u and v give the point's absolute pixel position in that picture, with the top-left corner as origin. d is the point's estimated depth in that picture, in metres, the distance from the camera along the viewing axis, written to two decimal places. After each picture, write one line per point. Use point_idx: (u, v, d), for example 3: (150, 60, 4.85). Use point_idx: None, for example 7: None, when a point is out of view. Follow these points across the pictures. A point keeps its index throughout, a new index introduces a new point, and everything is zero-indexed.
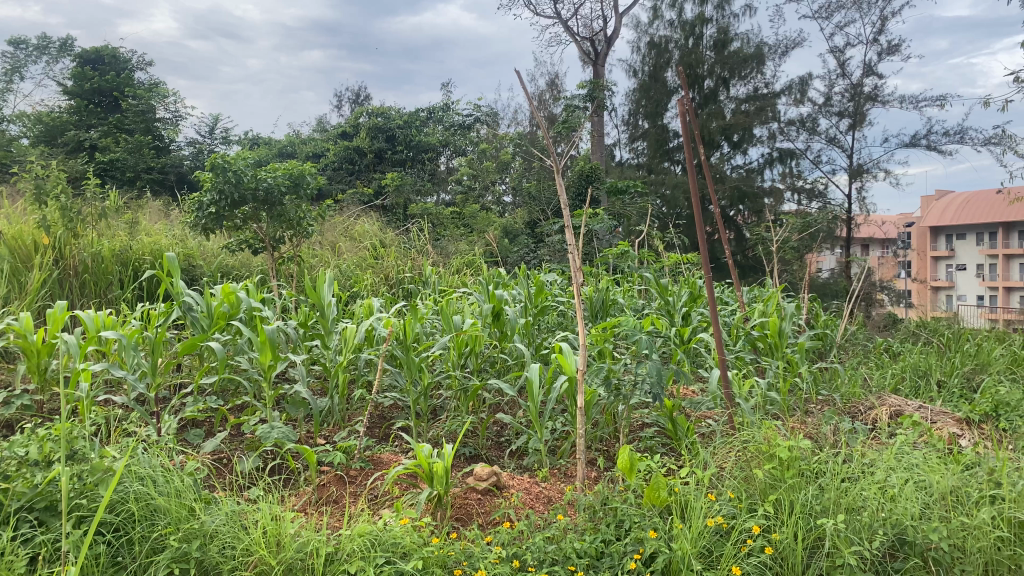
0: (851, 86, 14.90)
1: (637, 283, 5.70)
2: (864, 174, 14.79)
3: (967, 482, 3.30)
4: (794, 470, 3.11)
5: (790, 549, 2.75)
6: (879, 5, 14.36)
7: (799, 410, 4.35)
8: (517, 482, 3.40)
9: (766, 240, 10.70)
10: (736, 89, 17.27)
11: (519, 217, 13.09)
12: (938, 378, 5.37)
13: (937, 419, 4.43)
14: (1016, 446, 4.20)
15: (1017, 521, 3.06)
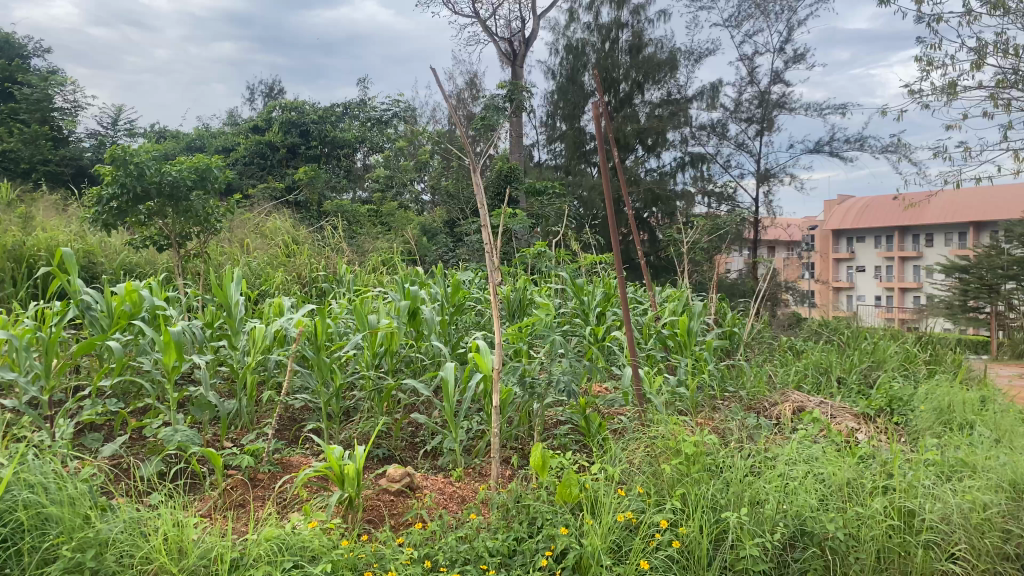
0: (759, 93, 15.40)
1: (553, 283, 5.75)
2: (771, 179, 15.30)
3: (861, 473, 3.47)
4: (699, 465, 3.19)
5: (696, 542, 2.82)
6: (786, 15, 14.90)
7: (707, 407, 4.46)
8: (430, 482, 3.38)
9: (678, 242, 10.95)
10: (650, 93, 17.59)
11: (437, 216, 13.04)
12: (837, 375, 5.60)
13: (837, 414, 4.61)
14: (908, 439, 4.42)
15: (906, 510, 3.25)
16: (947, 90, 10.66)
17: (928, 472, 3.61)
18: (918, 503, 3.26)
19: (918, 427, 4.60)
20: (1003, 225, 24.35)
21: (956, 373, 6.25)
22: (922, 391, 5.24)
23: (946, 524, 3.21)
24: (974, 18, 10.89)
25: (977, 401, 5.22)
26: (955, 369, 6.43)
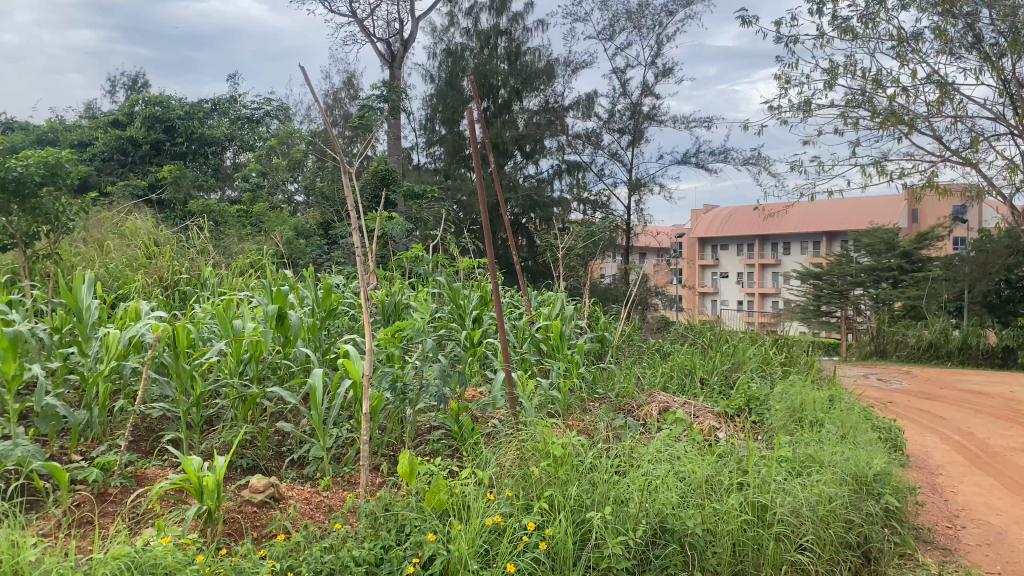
0: (631, 104, 15.88)
1: (430, 286, 5.72)
2: (643, 188, 15.83)
3: (720, 471, 3.63)
4: (566, 466, 3.26)
5: (562, 544, 2.86)
6: (657, 30, 15.43)
7: (578, 409, 4.54)
8: (296, 492, 3.29)
9: (554, 247, 11.15)
10: (528, 100, 17.84)
11: (311, 218, 12.73)
12: (701, 377, 5.84)
13: (699, 414, 4.81)
14: (763, 437, 4.66)
15: (760, 504, 3.42)
16: (802, 108, 11.37)
17: (781, 468, 3.82)
18: (770, 498, 3.44)
19: (773, 425, 4.87)
20: (851, 235, 26.24)
21: (808, 373, 6.67)
22: (777, 391, 5.54)
23: (795, 517, 3.42)
24: (826, 42, 11.67)
25: (826, 399, 5.58)
26: (807, 369, 6.86)
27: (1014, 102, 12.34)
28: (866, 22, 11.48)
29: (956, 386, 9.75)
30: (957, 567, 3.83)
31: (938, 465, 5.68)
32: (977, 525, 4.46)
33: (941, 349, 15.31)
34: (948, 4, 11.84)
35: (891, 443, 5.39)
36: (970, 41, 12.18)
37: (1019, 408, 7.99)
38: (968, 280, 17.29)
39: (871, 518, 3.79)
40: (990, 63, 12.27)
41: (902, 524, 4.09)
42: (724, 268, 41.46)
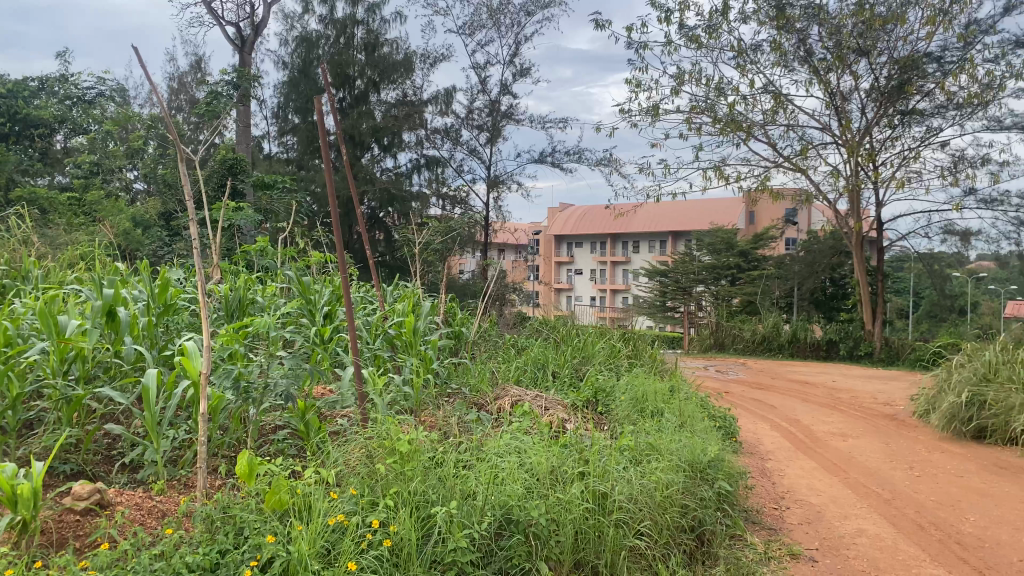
0: (489, 102, 16.01)
1: (278, 281, 5.52)
2: (501, 185, 16.00)
3: (563, 461, 3.74)
4: (413, 463, 3.24)
5: (406, 540, 2.85)
6: (515, 29, 15.63)
7: (431, 405, 4.51)
8: (125, 497, 3.09)
9: (411, 242, 11.10)
10: (386, 93, 17.67)
11: (151, 208, 12.05)
12: (553, 370, 5.97)
13: (549, 407, 4.92)
14: (609, 428, 4.84)
15: (600, 492, 3.55)
16: (650, 112, 11.86)
17: (622, 457, 3.98)
18: (610, 486, 3.58)
19: (619, 415, 5.06)
20: (695, 235, 27.72)
21: (652, 366, 6.97)
22: (622, 383, 5.77)
23: (634, 504, 3.59)
24: (673, 49, 12.21)
25: (667, 389, 5.86)
26: (652, 362, 7.17)
27: (838, 114, 13.41)
28: (710, 33, 12.12)
29: (786, 376, 10.50)
30: (782, 545, 4.13)
31: (767, 451, 6.09)
32: (799, 505, 4.82)
33: (773, 342, 16.46)
34: (782, 20, 12.69)
35: (726, 432, 5.73)
36: (801, 55, 13.12)
37: (838, 396, 8.72)
38: (798, 279, 18.61)
39: (704, 502, 4.03)
40: (818, 77, 13.28)
41: (734, 506, 4.36)
42: (579, 265, 42.83)
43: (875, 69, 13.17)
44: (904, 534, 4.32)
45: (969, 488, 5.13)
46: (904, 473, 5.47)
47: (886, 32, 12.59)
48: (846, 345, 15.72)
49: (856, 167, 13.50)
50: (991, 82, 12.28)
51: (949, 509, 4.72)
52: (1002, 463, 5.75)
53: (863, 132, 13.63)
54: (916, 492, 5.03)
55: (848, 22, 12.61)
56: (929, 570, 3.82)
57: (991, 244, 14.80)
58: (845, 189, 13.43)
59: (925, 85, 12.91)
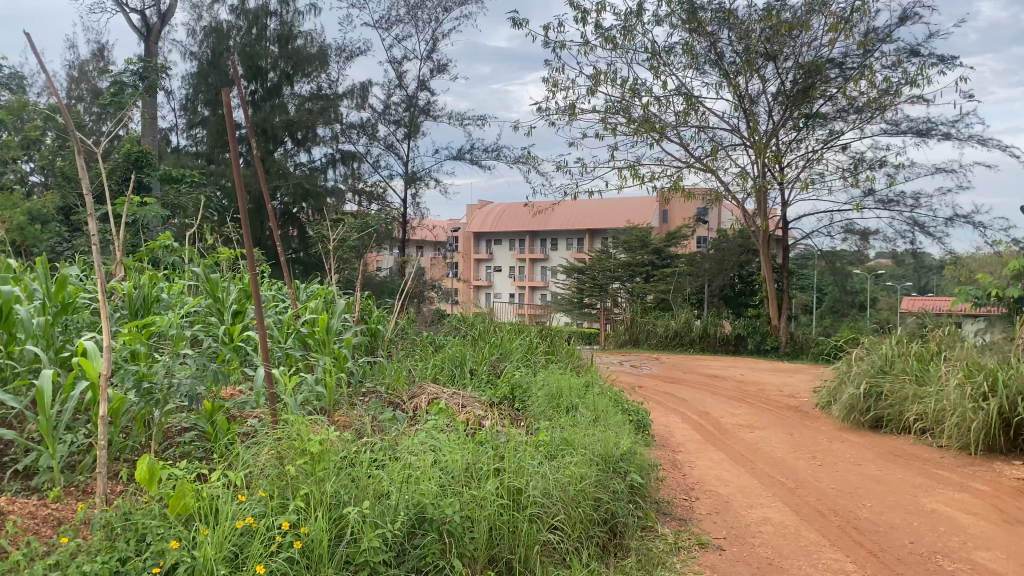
0: (406, 97, 15.88)
1: (185, 279, 5.34)
2: (418, 182, 15.91)
3: (478, 458, 3.74)
4: (323, 463, 3.18)
5: (317, 541, 2.81)
6: (433, 24, 15.54)
7: (345, 404, 4.45)
8: (18, 506, 2.95)
9: (325, 238, 10.93)
10: (300, 86, 17.37)
11: (49, 201, 11.49)
12: (471, 367, 5.97)
13: (466, 404, 4.91)
14: (525, 424, 4.87)
15: (515, 488, 3.56)
16: (567, 111, 11.98)
17: (537, 453, 4.02)
18: (525, 481, 3.60)
19: (535, 412, 5.10)
20: (612, 233, 28.26)
21: (568, 362, 7.06)
22: (539, 379, 5.81)
23: (548, 499, 3.63)
24: (589, 48, 12.38)
25: (581, 385, 5.94)
26: (568, 358, 7.26)
27: (747, 116, 13.85)
28: (625, 34, 12.33)
29: (697, 370, 10.80)
30: (691, 535, 4.25)
31: (678, 443, 6.25)
32: (708, 495, 4.96)
33: (685, 337, 16.91)
34: (694, 23, 13.02)
35: (638, 426, 5.85)
36: (712, 58, 13.48)
37: (746, 389, 9.02)
38: (708, 275, 19.09)
39: (616, 494, 4.11)
40: (729, 80, 13.66)
41: (645, 498, 4.46)
42: (498, 262, 43.09)
43: (781, 73, 13.65)
44: (807, 521, 4.50)
45: (867, 475, 5.37)
46: (807, 463, 5.70)
47: (791, 38, 13.08)
48: (753, 340, 16.48)
49: (763, 167, 13.98)
50: (888, 88, 12.91)
51: (848, 496, 4.93)
52: (897, 451, 6.05)
53: (770, 134, 14.11)
54: (818, 481, 5.24)
55: (756, 27, 13.05)
56: (829, 555, 3.99)
57: (888, 242, 15.55)
58: (753, 189, 13.88)
59: (828, 90, 13.47)
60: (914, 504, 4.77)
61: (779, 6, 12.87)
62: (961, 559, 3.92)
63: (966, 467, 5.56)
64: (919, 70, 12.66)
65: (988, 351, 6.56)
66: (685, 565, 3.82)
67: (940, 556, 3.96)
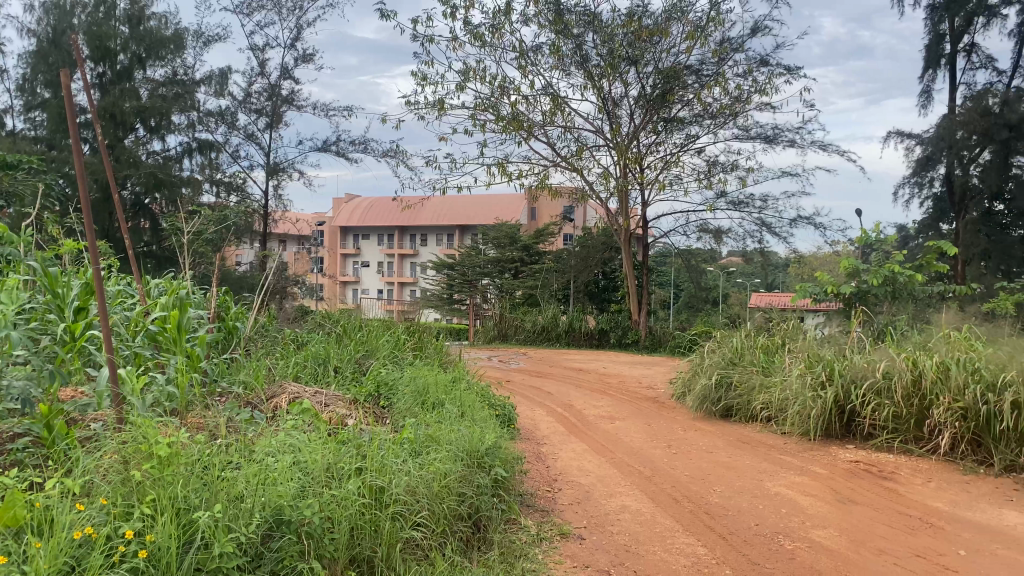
0: (268, 86, 15.36)
1: (20, 273, 4.95)
2: (281, 173, 15.43)
3: (339, 457, 3.66)
4: (172, 467, 3.02)
5: (165, 549, 2.68)
6: (297, 13, 15.10)
7: (199, 405, 4.26)
8: None
9: (180, 231, 10.41)
10: (153, 70, 16.61)
11: None
12: (334, 365, 5.84)
13: (329, 403, 4.81)
14: (390, 421, 4.82)
15: (377, 486, 3.52)
16: (435, 106, 11.96)
17: (401, 450, 3.99)
18: (387, 479, 3.56)
19: (400, 409, 5.06)
20: (481, 229, 28.52)
21: (435, 359, 7.05)
22: (404, 375, 5.76)
23: (411, 496, 3.61)
24: (458, 44, 12.39)
25: (448, 381, 5.94)
26: (435, 354, 7.25)
27: (610, 118, 14.28)
28: (493, 31, 12.43)
29: (562, 364, 11.06)
30: (553, 526, 4.34)
31: (543, 436, 6.36)
32: (571, 486, 5.09)
33: (551, 332, 17.25)
34: (560, 24, 13.28)
35: (503, 420, 5.93)
36: (577, 59, 13.79)
37: (609, 381, 9.31)
38: (573, 272, 19.55)
39: (481, 489, 4.14)
40: (593, 82, 14.03)
41: (509, 491, 4.52)
42: (365, 257, 42.50)
43: (642, 78, 14.13)
44: (662, 508, 4.69)
45: (718, 462, 5.67)
46: (663, 451, 5.95)
47: (652, 44, 13.58)
48: (616, 334, 17.14)
49: (625, 168, 14.47)
50: (739, 95, 13.66)
51: (701, 483, 5.18)
52: (745, 438, 6.41)
53: (632, 136, 14.60)
54: (673, 469, 5.49)
55: (619, 32, 13.42)
56: (682, 540, 4.18)
57: (739, 242, 16.43)
58: (616, 189, 14.33)
59: (685, 95, 14.06)
60: (759, 488, 5.08)
61: (640, 13, 13.38)
62: (800, 538, 4.21)
63: (804, 452, 5.97)
64: (767, 80, 13.44)
65: (826, 343, 7.07)
66: (547, 556, 3.90)
67: (782, 536, 4.23)
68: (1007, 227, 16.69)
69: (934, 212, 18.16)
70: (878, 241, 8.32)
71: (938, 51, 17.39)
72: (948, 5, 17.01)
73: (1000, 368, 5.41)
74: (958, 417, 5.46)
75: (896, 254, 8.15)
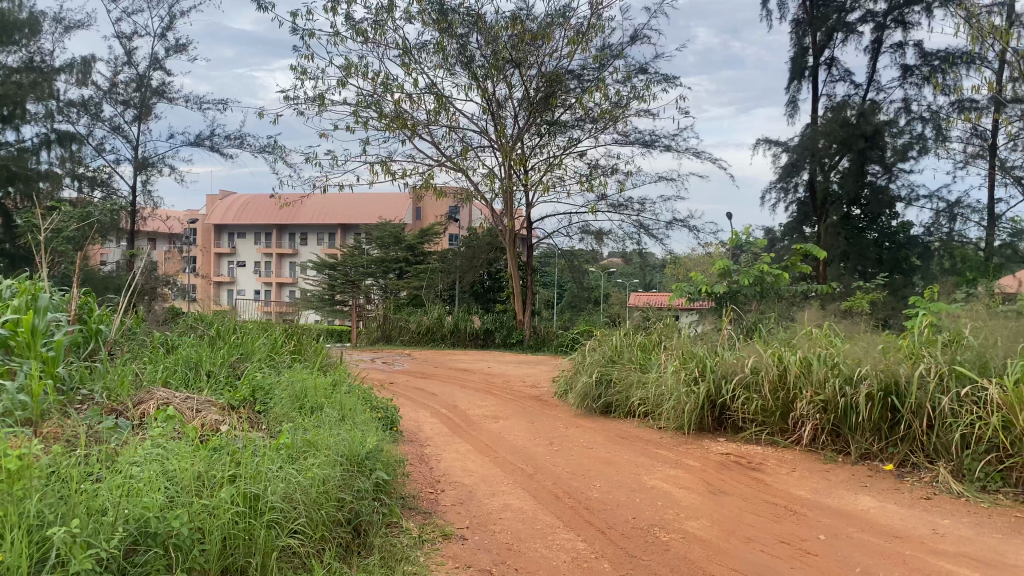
0: (136, 76, 14.60)
1: None
2: (150, 168, 14.70)
3: (211, 465, 3.51)
4: (25, 481, 2.81)
5: (16, 567, 2.49)
6: (168, 1, 14.41)
7: (58, 413, 3.99)
8: None
9: (36, 228, 9.75)
10: (5, 55, 15.46)
11: None
12: (207, 369, 5.60)
13: (201, 409, 4.61)
14: (266, 426, 4.67)
15: (251, 494, 3.40)
16: (315, 101, 11.72)
17: (277, 456, 3.87)
18: (262, 487, 3.44)
19: (277, 413, 4.90)
20: (363, 228, 28.19)
21: (314, 361, 6.88)
22: (282, 379, 5.58)
23: (288, 503, 3.50)
24: (340, 39, 12.16)
25: (328, 384, 5.80)
26: (314, 357, 7.07)
27: (494, 119, 14.38)
28: (376, 28, 12.28)
29: (445, 365, 11.05)
30: (435, 527, 4.31)
31: (427, 437, 6.33)
32: (453, 487, 5.08)
33: (436, 333, 17.20)
34: (444, 23, 13.25)
35: (386, 423, 5.85)
36: (462, 60, 13.76)
37: (493, 381, 9.37)
38: (459, 272, 19.59)
39: (361, 493, 4.06)
40: (477, 83, 14.04)
41: (390, 495, 4.46)
42: (241, 257, 41.15)
43: (526, 81, 14.31)
44: (543, 506, 4.75)
45: (598, 458, 5.80)
46: (545, 449, 6.03)
47: (535, 48, 13.79)
48: (501, 334, 17.41)
49: (509, 169, 14.59)
50: (619, 101, 14.05)
51: (581, 479, 5.28)
52: (623, 433, 6.59)
53: (516, 138, 14.74)
54: (554, 465, 5.57)
55: (503, 34, 13.52)
56: (563, 536, 4.24)
57: (619, 243, 16.87)
58: (501, 190, 14.45)
59: (567, 100, 14.33)
60: (636, 482, 5.22)
61: (524, 16, 13.54)
62: (674, 529, 4.35)
63: (679, 445, 6.19)
64: (644, 87, 13.88)
65: (699, 341, 7.35)
66: (428, 558, 3.87)
67: (657, 528, 4.37)
68: (863, 231, 17.84)
69: (798, 216, 19.22)
70: (747, 243, 8.73)
71: (802, 63, 18.42)
72: (811, 20, 18.06)
73: (856, 362, 5.76)
74: (819, 409, 5.80)
75: (763, 255, 8.58)
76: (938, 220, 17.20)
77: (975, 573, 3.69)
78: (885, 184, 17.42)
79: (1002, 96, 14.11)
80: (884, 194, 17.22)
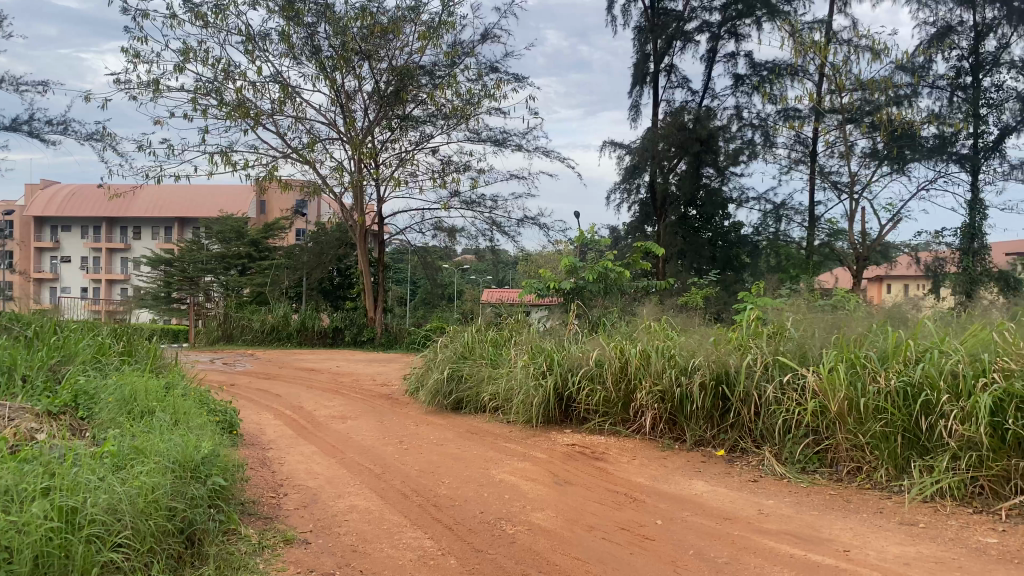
0: None
1: None
2: None
3: (21, 478, 3.25)
4: None
5: None
6: None
7: None
8: None
9: None
10: None
11: None
12: (22, 373, 5.17)
13: (13, 417, 4.26)
14: (89, 434, 4.36)
15: (68, 507, 3.15)
16: (148, 87, 11.06)
17: (99, 465, 3.61)
18: (81, 499, 3.20)
19: (102, 420, 4.59)
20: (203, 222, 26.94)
21: (146, 363, 6.49)
22: (108, 382, 5.22)
23: (111, 514, 3.26)
24: (177, 21, 11.52)
25: (161, 387, 5.47)
26: (146, 359, 6.66)
27: (343, 112, 14.08)
28: (217, 12, 11.73)
29: (289, 364, 10.73)
30: (276, 532, 4.17)
31: (269, 440, 6.11)
32: (297, 490, 4.93)
33: (281, 331, 16.64)
34: (290, 11, 12.88)
35: (224, 427, 5.60)
36: (309, 50, 13.35)
37: (341, 380, 9.19)
38: (306, 268, 19.08)
39: (195, 501, 3.85)
40: (325, 73, 13.68)
41: (227, 501, 4.28)
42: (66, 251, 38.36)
43: (376, 74, 14.12)
44: (390, 505, 4.70)
45: (447, 454, 5.80)
46: (394, 447, 5.97)
47: (385, 41, 13.60)
48: (350, 332, 17.17)
49: (358, 163, 14.39)
50: (471, 99, 14.15)
51: (429, 476, 5.27)
52: (473, 429, 6.63)
53: (365, 131, 14.50)
54: (403, 464, 5.53)
55: (353, 25, 13.28)
56: (409, 535, 4.21)
57: (472, 240, 17.00)
58: (350, 184, 14.22)
59: (418, 95, 14.25)
60: (484, 476, 5.27)
61: (373, 8, 13.33)
62: (520, 521, 4.42)
63: (527, 438, 6.30)
64: (495, 85, 14.04)
65: (547, 336, 7.52)
66: (268, 565, 3.74)
67: (504, 521, 4.42)
68: (698, 230, 18.86)
69: (641, 216, 20.02)
70: (592, 241, 9.01)
71: (644, 69, 19.19)
72: (651, 27, 18.82)
73: (691, 353, 6.06)
74: (657, 398, 6.06)
75: (607, 253, 8.90)
76: (765, 221, 18.33)
77: (794, 548, 3.97)
78: (719, 185, 18.49)
79: (821, 107, 15.34)
80: (718, 195, 18.29)
